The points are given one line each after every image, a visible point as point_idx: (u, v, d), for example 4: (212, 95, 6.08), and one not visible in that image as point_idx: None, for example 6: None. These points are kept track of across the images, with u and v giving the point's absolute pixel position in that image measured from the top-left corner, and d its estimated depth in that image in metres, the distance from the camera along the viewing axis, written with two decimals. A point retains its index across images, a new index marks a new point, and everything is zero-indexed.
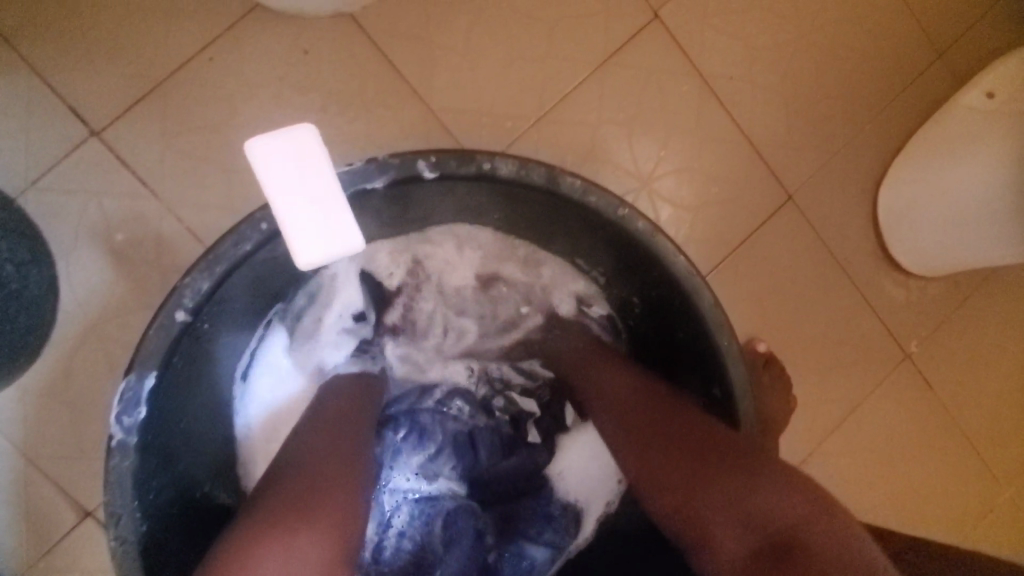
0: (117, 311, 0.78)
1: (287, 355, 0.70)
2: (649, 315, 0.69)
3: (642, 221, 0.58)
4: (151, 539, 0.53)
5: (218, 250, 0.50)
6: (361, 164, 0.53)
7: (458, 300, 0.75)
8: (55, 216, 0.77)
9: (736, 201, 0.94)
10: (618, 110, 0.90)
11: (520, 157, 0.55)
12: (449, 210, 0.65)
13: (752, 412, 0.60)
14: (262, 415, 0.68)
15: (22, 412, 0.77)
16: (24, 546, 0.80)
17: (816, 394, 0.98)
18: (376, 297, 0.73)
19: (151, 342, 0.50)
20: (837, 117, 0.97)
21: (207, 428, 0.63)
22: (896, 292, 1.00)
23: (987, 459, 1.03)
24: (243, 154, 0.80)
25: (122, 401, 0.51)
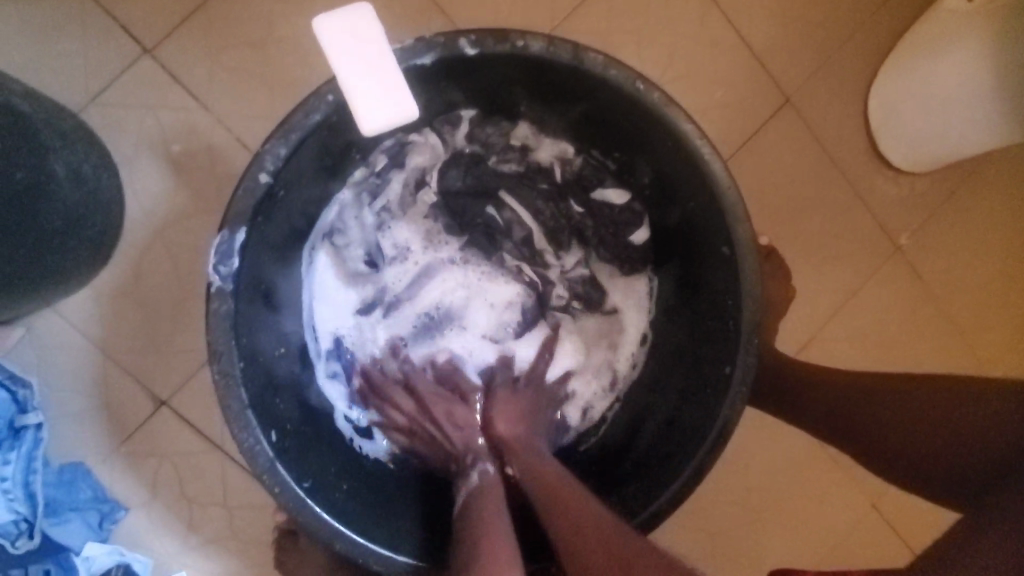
0: (178, 215, 0.86)
1: (346, 244, 0.80)
2: (657, 196, 0.78)
3: (657, 93, 0.65)
4: (246, 377, 0.62)
5: (292, 119, 0.58)
6: (410, 42, 0.60)
7: (491, 184, 0.83)
8: (118, 129, 0.84)
9: (737, 104, 1.01)
10: (626, 21, 0.96)
11: (549, 35, 0.62)
12: (475, 95, 0.73)
13: (755, 266, 0.68)
14: (326, 300, 0.79)
15: (101, 310, 0.87)
16: (108, 433, 0.89)
17: (813, 283, 1.07)
18: (416, 204, 0.82)
19: (240, 202, 0.58)
20: (831, 22, 1.03)
21: (284, 296, 0.73)
22: (887, 187, 1.08)
23: (975, 343, 1.11)
24: (284, 66, 0.86)
25: (217, 252, 0.59)
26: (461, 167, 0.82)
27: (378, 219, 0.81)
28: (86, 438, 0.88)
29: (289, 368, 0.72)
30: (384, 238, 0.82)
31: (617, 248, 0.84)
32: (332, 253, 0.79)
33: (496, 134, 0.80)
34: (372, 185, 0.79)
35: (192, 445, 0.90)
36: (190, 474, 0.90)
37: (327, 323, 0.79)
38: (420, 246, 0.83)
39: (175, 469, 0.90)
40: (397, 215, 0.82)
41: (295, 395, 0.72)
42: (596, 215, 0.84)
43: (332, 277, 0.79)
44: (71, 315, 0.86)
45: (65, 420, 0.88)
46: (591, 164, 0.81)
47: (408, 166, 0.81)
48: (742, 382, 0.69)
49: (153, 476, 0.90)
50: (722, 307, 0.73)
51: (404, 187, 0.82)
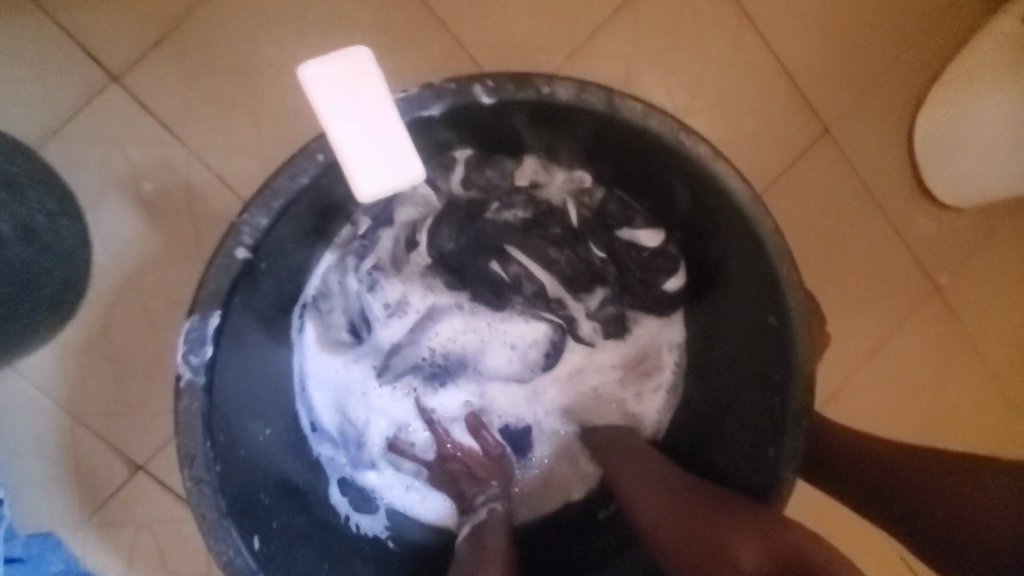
0: (152, 263, 0.77)
1: (331, 313, 0.70)
2: (692, 244, 0.70)
3: (702, 146, 0.56)
4: (223, 479, 0.53)
5: (275, 183, 0.49)
6: (416, 89, 0.51)
7: (495, 231, 0.73)
8: (82, 166, 0.75)
9: (772, 135, 0.92)
10: (652, 43, 0.86)
11: (579, 79, 0.53)
12: (479, 138, 0.63)
13: (810, 341, 0.59)
14: (311, 377, 0.70)
15: (66, 368, 0.77)
16: (76, 501, 0.80)
17: (847, 327, 0.98)
18: (410, 261, 0.72)
19: (212, 282, 0.49)
20: (875, 43, 0.94)
21: (264, 372, 0.63)
22: (929, 224, 0.99)
23: (1017, 391, 1.04)
24: (270, 96, 0.76)
25: (187, 340, 0.50)
26: (455, 221, 0.71)
27: (366, 280, 0.71)
28: (53, 507, 0.80)
29: (276, 452, 0.64)
30: (375, 300, 0.72)
31: (649, 297, 0.75)
32: (315, 325, 0.70)
33: (501, 176, 0.69)
34: (358, 247, 0.70)
35: (171, 512, 0.82)
36: (171, 544, 0.82)
37: (320, 399, 0.70)
38: (418, 301, 0.73)
39: (152, 538, 0.82)
40: (390, 273, 0.72)
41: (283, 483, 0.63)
42: (619, 260, 0.75)
43: (316, 350, 0.70)
44: (32, 374, 0.77)
45: (28, 487, 0.79)
46: (616, 206, 0.72)
47: (396, 222, 0.70)
48: (789, 466, 0.61)
49: (129, 546, 0.82)
50: (769, 378, 0.64)
51: (394, 243, 0.71)
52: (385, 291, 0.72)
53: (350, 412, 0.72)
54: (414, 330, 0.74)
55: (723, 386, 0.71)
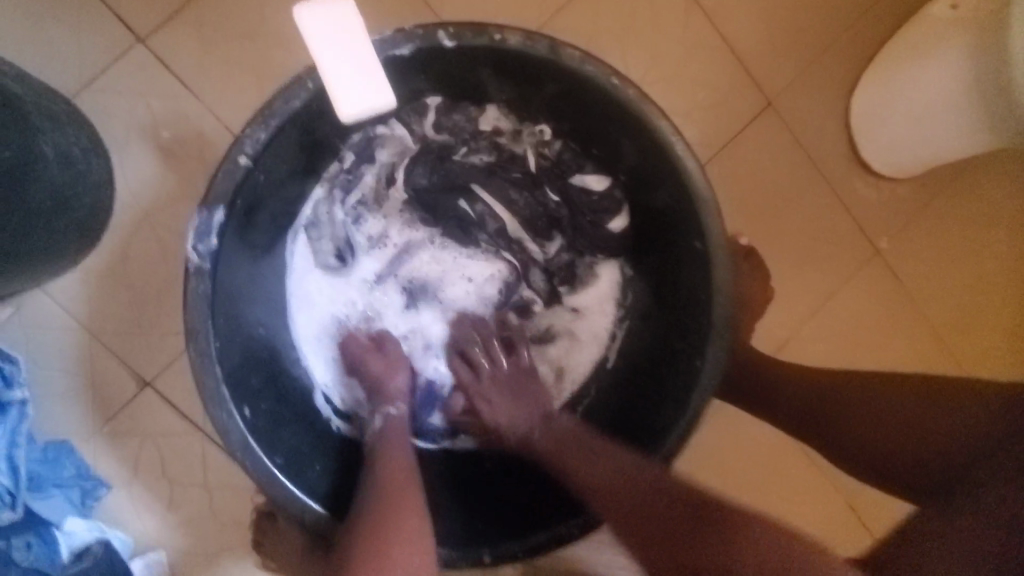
0: (166, 200, 0.88)
1: (320, 240, 0.81)
2: (632, 188, 0.80)
3: (632, 89, 0.67)
4: (221, 354, 0.64)
5: (273, 105, 0.60)
6: (390, 33, 0.62)
7: (462, 176, 0.84)
8: (109, 114, 0.86)
9: (721, 107, 1.03)
10: (612, 22, 0.98)
11: (526, 29, 0.64)
12: (447, 85, 0.74)
13: (727, 259, 0.70)
14: (300, 294, 0.81)
15: (88, 291, 0.88)
16: (91, 412, 0.90)
17: (792, 284, 1.08)
18: (388, 196, 0.83)
19: (219, 184, 0.60)
20: (815, 28, 1.05)
21: (258, 283, 0.74)
22: (867, 192, 1.09)
23: (951, 348, 1.13)
24: (274, 57, 0.88)
25: (197, 231, 0.61)
26: (428, 161, 0.83)
27: (351, 212, 0.83)
28: (70, 417, 0.90)
29: (268, 350, 0.74)
30: (358, 231, 0.83)
31: (595, 237, 0.85)
32: (305, 248, 0.80)
33: (470, 125, 0.81)
34: (345, 181, 0.81)
35: (175, 425, 0.92)
36: (173, 454, 0.92)
37: (308, 313, 0.81)
38: (396, 234, 0.85)
39: (157, 449, 0.92)
40: (372, 207, 0.83)
41: (271, 376, 0.74)
42: (572, 203, 0.85)
43: (305, 271, 0.81)
44: (59, 296, 0.88)
45: (48, 398, 0.89)
46: (568, 154, 0.82)
47: (377, 161, 0.82)
48: (711, 373, 0.71)
49: (136, 455, 0.91)
50: (695, 296, 0.74)
51: (377, 180, 0.83)
52: (365, 224, 0.83)
53: (332, 327, 0.83)
54: (391, 262, 0.85)
55: (659, 311, 0.82)
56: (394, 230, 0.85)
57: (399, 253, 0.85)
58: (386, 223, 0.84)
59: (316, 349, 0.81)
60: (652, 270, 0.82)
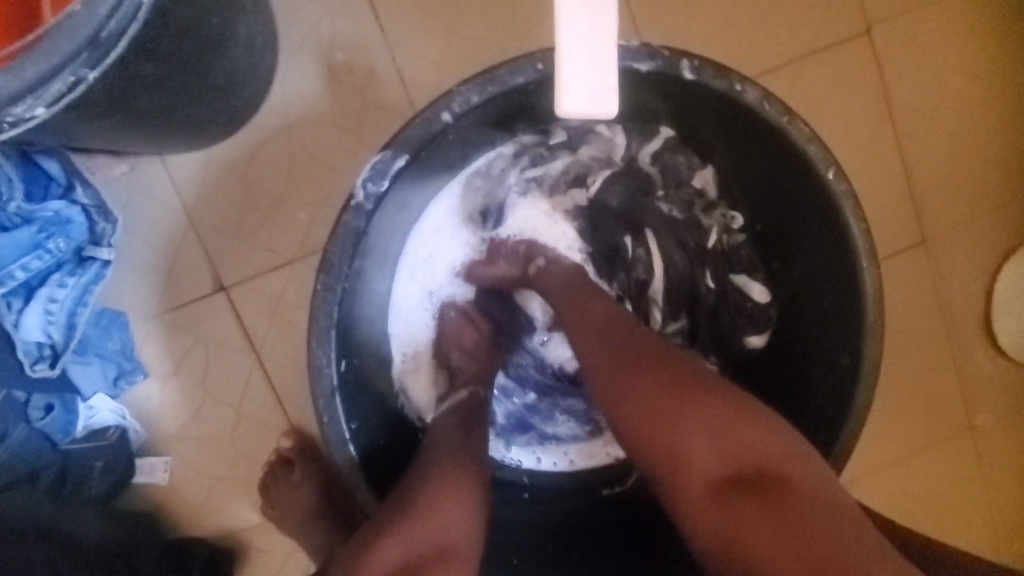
0: (313, 119, 0.85)
1: (481, 190, 0.79)
2: (785, 287, 0.76)
3: (845, 185, 0.61)
4: (343, 298, 0.60)
5: (497, 72, 0.57)
6: (637, 44, 0.59)
7: (638, 216, 0.82)
8: (292, 16, 0.84)
9: (874, 227, 0.98)
10: (801, 106, 0.94)
11: (766, 88, 0.60)
12: (648, 112, 0.71)
13: (869, 391, 0.63)
14: (430, 227, 0.78)
15: (202, 177, 0.85)
16: (159, 296, 0.88)
17: (876, 428, 1.02)
18: (558, 194, 0.81)
19: (414, 129, 0.57)
20: (993, 185, 1.00)
21: (393, 235, 0.72)
22: (985, 365, 1.04)
23: (1010, 555, 1.06)
24: (469, 18, 0.85)
25: (372, 169, 0.57)
26: (626, 185, 0.80)
27: (522, 187, 0.80)
28: (136, 292, 0.88)
29: (372, 303, 0.72)
30: (514, 205, 0.81)
31: (727, 341, 0.80)
32: (463, 191, 0.79)
33: (679, 171, 0.79)
34: (534, 157, 0.79)
35: (231, 339, 0.88)
36: (219, 367, 0.89)
37: (424, 245, 0.79)
38: (546, 234, 0.82)
39: (206, 355, 0.89)
40: (543, 191, 0.81)
41: (363, 332, 0.71)
42: (723, 297, 0.81)
43: (449, 214, 0.79)
44: (173, 172, 0.85)
45: (125, 268, 0.87)
46: (751, 254, 0.79)
47: (574, 156, 0.80)
48: None
49: (184, 354, 0.89)
50: (818, 426, 0.69)
51: (564, 173, 0.81)
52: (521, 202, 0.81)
53: (435, 275, 0.80)
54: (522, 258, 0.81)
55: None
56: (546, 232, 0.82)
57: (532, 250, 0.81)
58: (539, 218, 0.82)
59: (409, 280, 0.78)
60: (770, 381, 0.76)
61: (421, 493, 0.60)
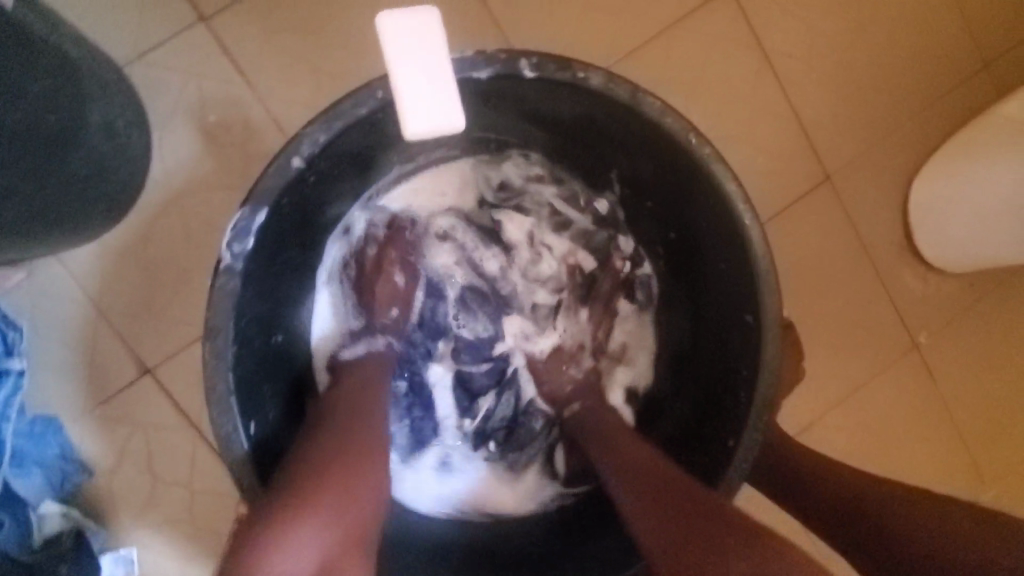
0: (202, 186, 0.85)
1: (428, 190, 0.80)
2: (686, 269, 0.77)
3: (709, 148, 0.62)
4: (238, 360, 0.59)
5: (339, 107, 0.56)
6: (471, 53, 0.58)
7: (574, 224, 0.82)
8: (158, 90, 0.83)
9: (776, 174, 1.00)
10: (679, 73, 0.95)
11: (610, 70, 0.61)
12: (514, 116, 0.71)
13: (777, 340, 0.64)
14: (376, 217, 0.78)
15: (104, 266, 0.85)
16: (84, 393, 0.86)
17: (823, 366, 1.04)
18: (504, 199, 0.82)
19: (268, 180, 0.56)
20: (884, 109, 1.02)
21: (297, 281, 0.72)
22: (915, 283, 1.06)
23: (980, 457, 1.08)
24: (335, 56, 0.86)
25: (234, 229, 0.56)
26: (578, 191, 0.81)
27: (470, 188, 0.81)
28: (62, 392, 0.85)
29: (287, 352, 0.71)
30: (459, 209, 0.81)
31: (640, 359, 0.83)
32: (415, 192, 0.79)
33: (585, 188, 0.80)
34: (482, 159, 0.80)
35: (167, 419, 0.87)
36: (161, 449, 0.87)
37: (345, 237, 0.77)
38: (478, 246, 0.81)
39: (146, 441, 0.87)
40: (489, 192, 0.81)
41: (281, 386, 0.69)
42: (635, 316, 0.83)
43: (395, 207, 0.79)
44: (73, 267, 0.84)
45: (45, 372, 0.85)
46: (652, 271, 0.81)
47: (530, 165, 0.80)
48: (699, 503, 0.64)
49: (124, 444, 0.87)
50: (728, 412, 0.70)
51: (517, 177, 0.81)
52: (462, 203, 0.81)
53: (347, 278, 0.78)
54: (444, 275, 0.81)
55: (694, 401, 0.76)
56: (475, 244, 0.81)
57: (458, 257, 0.81)
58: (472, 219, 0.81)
59: (336, 269, 0.78)
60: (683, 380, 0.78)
61: (338, 475, 0.60)
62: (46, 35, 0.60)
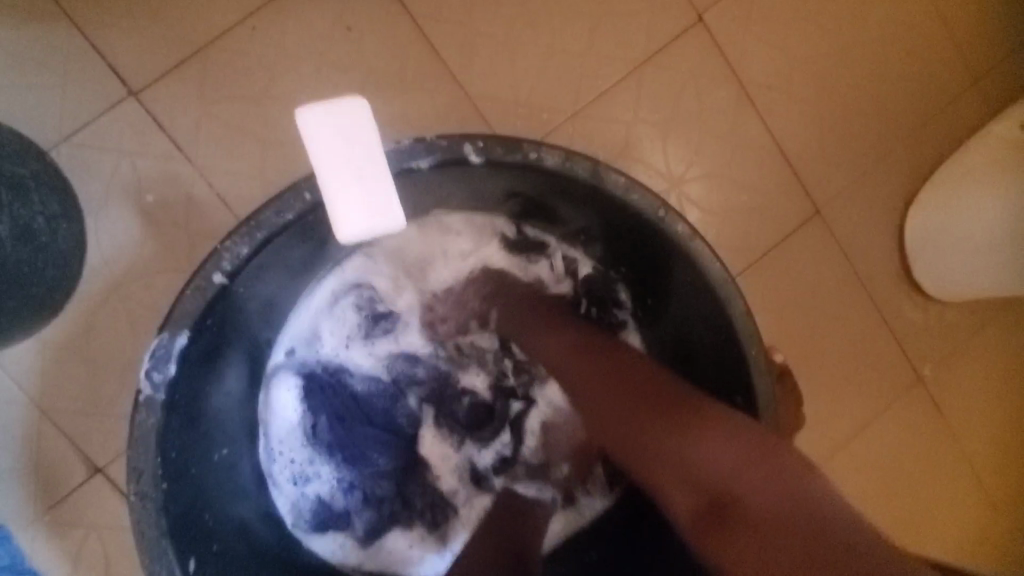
0: (142, 270, 0.79)
1: (343, 306, 0.72)
2: (665, 335, 0.72)
3: (681, 224, 0.57)
4: (168, 499, 0.53)
5: (261, 216, 0.50)
6: (409, 142, 0.53)
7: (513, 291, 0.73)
8: (87, 171, 0.77)
9: (762, 211, 0.94)
10: (651, 113, 0.89)
11: (566, 148, 0.55)
12: (470, 195, 0.65)
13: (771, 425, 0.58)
14: (297, 366, 0.71)
15: (43, 363, 0.79)
16: (33, 496, 0.80)
17: (825, 409, 0.97)
18: (429, 284, 0.74)
19: (185, 303, 0.50)
20: (872, 134, 0.96)
21: (228, 408, 0.65)
22: (916, 315, 0.99)
23: (992, 494, 1.02)
24: (278, 123, 0.79)
25: (153, 357, 0.51)
26: (518, 250, 0.75)
27: (389, 291, 0.73)
28: (8, 499, 0.80)
29: (229, 470, 0.65)
30: (386, 313, 0.73)
31: None
32: (325, 312, 0.72)
33: (543, 248, 0.75)
34: (422, 225, 0.73)
35: (125, 519, 0.81)
36: (121, 552, 0.81)
37: (274, 393, 0.70)
38: (428, 335, 0.74)
39: (102, 543, 0.81)
40: (411, 284, 0.74)
41: (234, 507, 0.64)
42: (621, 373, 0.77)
43: (309, 337, 0.72)
44: (11, 366, 0.78)
45: None
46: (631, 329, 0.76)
47: (471, 230, 0.73)
48: None
49: (79, 549, 0.81)
50: None
51: (439, 266, 0.74)
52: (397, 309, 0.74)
53: (291, 434, 0.71)
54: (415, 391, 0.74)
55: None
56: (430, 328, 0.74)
57: (416, 367, 0.74)
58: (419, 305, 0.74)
59: (279, 441, 0.70)
60: None
61: None
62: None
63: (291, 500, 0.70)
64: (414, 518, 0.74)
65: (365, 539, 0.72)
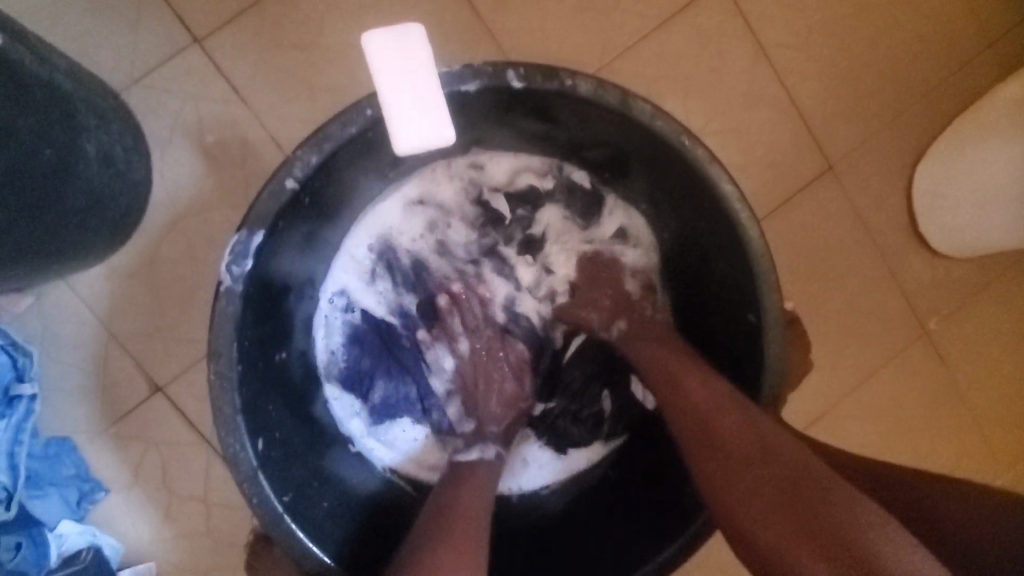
0: (202, 204, 0.86)
1: (405, 211, 0.79)
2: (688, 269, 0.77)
3: (702, 149, 0.62)
4: (242, 382, 0.60)
5: (328, 129, 0.57)
6: (459, 67, 0.59)
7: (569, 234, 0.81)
8: (155, 112, 0.84)
9: (777, 165, 0.99)
10: (673, 68, 0.94)
11: (599, 78, 0.60)
12: (513, 128, 0.72)
13: (779, 341, 0.64)
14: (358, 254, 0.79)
15: (111, 289, 0.86)
16: (99, 412, 0.88)
17: (834, 357, 1.03)
18: (489, 212, 0.81)
19: (263, 205, 0.57)
20: (885, 95, 1.01)
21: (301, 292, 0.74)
22: (924, 270, 1.04)
23: (995, 444, 1.06)
24: (328, 70, 0.86)
25: (233, 252, 0.58)
26: (582, 202, 0.81)
27: (451, 211, 0.81)
28: (77, 414, 0.88)
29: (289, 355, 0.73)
30: (440, 228, 0.81)
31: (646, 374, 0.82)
32: (395, 215, 0.79)
33: (603, 199, 0.81)
34: (499, 162, 0.80)
35: (183, 436, 0.89)
36: (178, 465, 0.89)
37: (334, 276, 0.78)
38: (462, 252, 0.82)
39: (161, 457, 0.89)
40: (472, 209, 0.81)
41: (294, 406, 0.72)
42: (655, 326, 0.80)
43: (377, 232, 0.79)
44: (83, 290, 0.86)
45: (59, 395, 0.87)
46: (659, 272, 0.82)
47: (544, 174, 0.80)
48: None
49: (139, 461, 0.89)
50: None
51: (507, 198, 0.81)
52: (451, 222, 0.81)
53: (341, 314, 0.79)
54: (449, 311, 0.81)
55: None
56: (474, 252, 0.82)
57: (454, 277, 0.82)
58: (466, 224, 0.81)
59: (331, 308, 0.78)
60: None
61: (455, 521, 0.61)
62: (33, 69, 0.61)
63: (327, 362, 0.78)
64: (422, 414, 0.81)
65: (370, 418, 0.79)
